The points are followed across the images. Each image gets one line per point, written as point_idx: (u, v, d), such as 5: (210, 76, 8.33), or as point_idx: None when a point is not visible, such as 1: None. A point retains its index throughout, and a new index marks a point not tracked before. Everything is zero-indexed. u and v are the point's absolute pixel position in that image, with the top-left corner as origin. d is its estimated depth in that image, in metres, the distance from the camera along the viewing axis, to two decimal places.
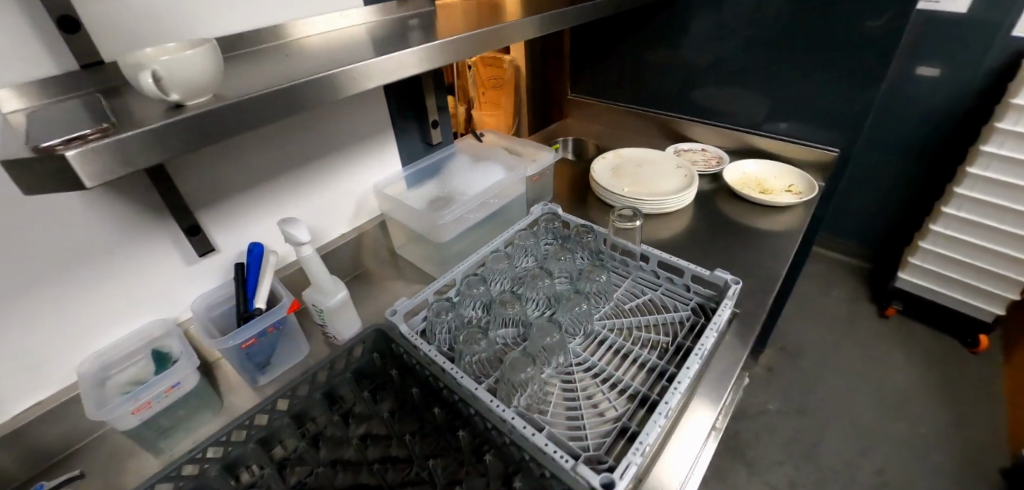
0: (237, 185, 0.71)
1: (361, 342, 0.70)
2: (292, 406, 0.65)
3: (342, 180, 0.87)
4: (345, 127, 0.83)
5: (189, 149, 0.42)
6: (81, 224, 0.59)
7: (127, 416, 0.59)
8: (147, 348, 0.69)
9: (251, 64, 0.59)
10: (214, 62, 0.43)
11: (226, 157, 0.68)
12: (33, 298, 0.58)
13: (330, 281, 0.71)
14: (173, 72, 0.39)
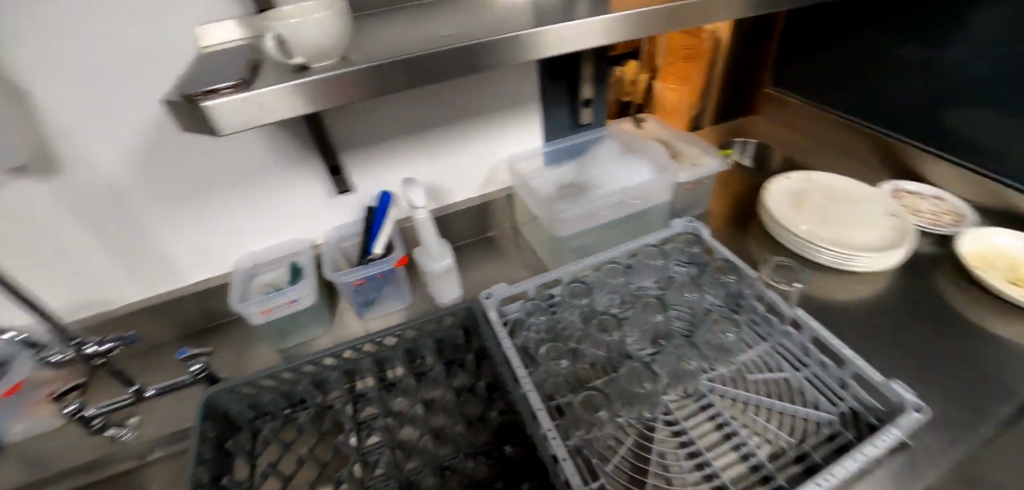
0: (377, 135, 0.73)
1: (450, 315, 0.70)
2: (378, 352, 0.69)
3: (478, 145, 0.83)
4: (492, 93, 0.77)
5: (305, 109, 0.45)
6: (250, 146, 0.67)
7: (255, 314, 0.68)
8: (286, 259, 0.77)
9: (400, 24, 0.58)
10: (331, 28, 0.46)
11: (372, 107, 0.70)
12: (214, 200, 0.70)
13: (439, 247, 0.70)
14: (293, 37, 0.45)
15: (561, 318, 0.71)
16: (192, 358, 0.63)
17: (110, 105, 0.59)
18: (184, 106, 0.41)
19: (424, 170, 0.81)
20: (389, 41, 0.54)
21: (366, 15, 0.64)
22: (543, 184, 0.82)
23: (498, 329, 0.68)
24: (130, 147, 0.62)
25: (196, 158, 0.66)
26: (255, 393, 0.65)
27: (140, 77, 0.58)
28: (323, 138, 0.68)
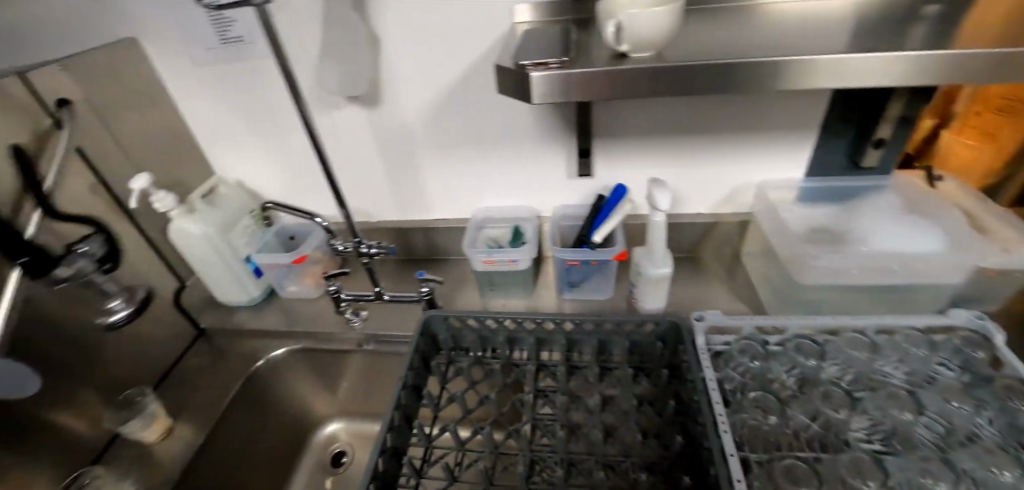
0: (635, 131, 0.75)
1: (647, 325, 0.69)
2: (572, 332, 0.71)
3: (728, 162, 0.79)
4: (766, 112, 0.72)
5: (607, 95, 0.50)
6: (524, 114, 0.75)
7: (479, 261, 0.76)
8: (514, 223, 0.84)
9: (710, 28, 0.58)
10: (655, 25, 0.49)
11: (641, 104, 0.72)
12: (478, 154, 0.80)
13: (663, 254, 0.72)
14: (630, 25, 0.48)
15: (773, 370, 0.66)
16: (424, 281, 0.73)
17: (438, 59, 0.71)
18: (514, 74, 0.51)
19: (664, 174, 0.80)
20: (704, 43, 0.54)
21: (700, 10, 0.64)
22: (793, 220, 0.77)
23: (702, 355, 0.64)
24: (438, 95, 0.75)
25: (479, 116, 0.76)
26: (458, 328, 0.71)
27: (467, 41, 0.69)
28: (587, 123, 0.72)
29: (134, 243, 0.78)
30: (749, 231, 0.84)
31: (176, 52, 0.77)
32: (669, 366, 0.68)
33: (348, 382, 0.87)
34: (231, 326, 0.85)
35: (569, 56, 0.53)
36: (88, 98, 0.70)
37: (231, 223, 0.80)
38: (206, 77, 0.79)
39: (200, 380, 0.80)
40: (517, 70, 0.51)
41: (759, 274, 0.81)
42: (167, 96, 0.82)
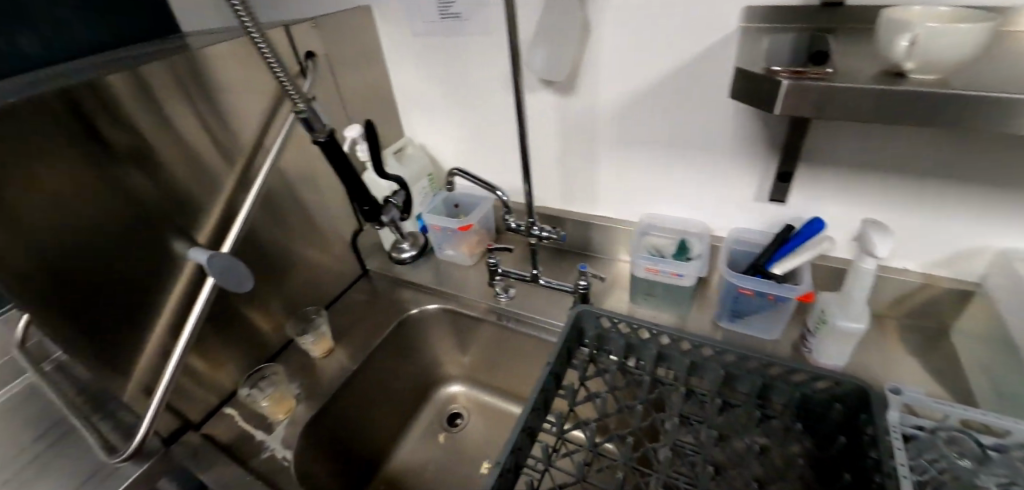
0: (854, 162, 0.65)
1: (835, 384, 0.59)
2: (731, 366, 0.65)
3: (967, 220, 0.64)
4: None
5: (867, 117, 0.44)
6: (723, 126, 0.70)
7: (641, 267, 0.75)
8: (679, 235, 0.80)
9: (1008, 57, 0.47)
10: (965, 44, 0.41)
11: (873, 131, 0.61)
12: (660, 159, 0.78)
13: (861, 306, 0.62)
14: (929, 41, 0.40)
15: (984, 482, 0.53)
16: (584, 275, 0.72)
17: (642, 58, 0.69)
18: (760, 80, 0.47)
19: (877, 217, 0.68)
20: (1006, 72, 0.44)
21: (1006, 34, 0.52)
22: None
23: (893, 434, 0.53)
24: (632, 94, 0.73)
25: (672, 121, 0.73)
26: (608, 328, 0.70)
27: (680, 42, 0.66)
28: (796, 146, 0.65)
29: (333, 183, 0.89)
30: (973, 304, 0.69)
31: (399, 21, 0.85)
32: (842, 436, 0.58)
33: (479, 350, 0.92)
34: (390, 274, 0.97)
35: (830, 67, 0.47)
36: (328, 54, 0.81)
37: (413, 181, 0.90)
38: (419, 46, 0.86)
39: (359, 314, 0.91)
40: (766, 75, 0.46)
41: (979, 361, 0.66)
42: (382, 59, 0.91)
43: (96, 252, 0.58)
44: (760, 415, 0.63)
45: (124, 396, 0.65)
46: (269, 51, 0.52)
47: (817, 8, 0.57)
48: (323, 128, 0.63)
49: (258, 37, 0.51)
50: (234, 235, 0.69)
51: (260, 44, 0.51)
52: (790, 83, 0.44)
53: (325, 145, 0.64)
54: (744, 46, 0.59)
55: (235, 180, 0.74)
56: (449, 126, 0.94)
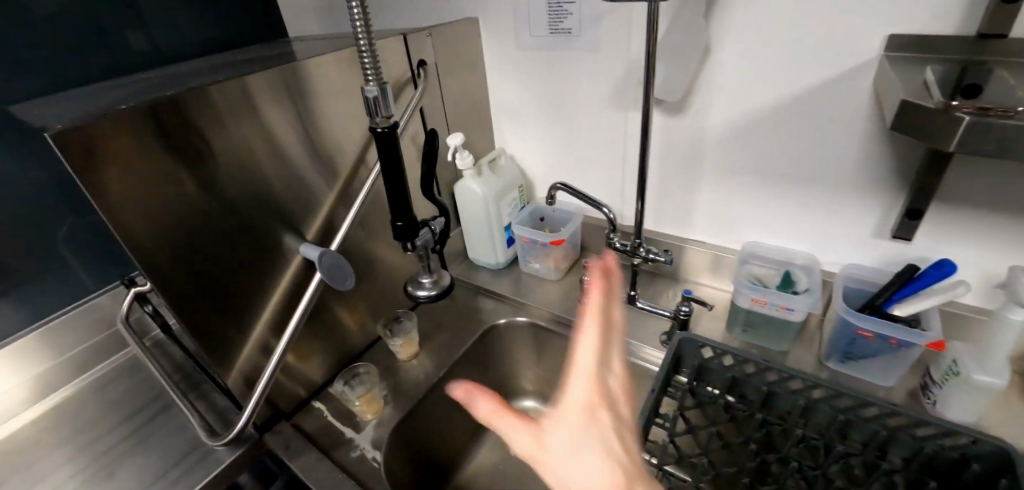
0: (993, 204, 0.60)
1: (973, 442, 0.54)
2: (845, 410, 0.62)
3: None
4: None
5: None
6: (841, 159, 0.67)
7: (746, 298, 0.72)
8: (783, 266, 0.78)
9: None
10: None
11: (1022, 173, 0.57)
12: (766, 188, 0.75)
13: (1003, 360, 0.57)
14: None
15: None
16: (687, 301, 0.70)
17: (757, 84, 0.68)
18: (930, 114, 0.43)
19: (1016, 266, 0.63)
20: None
21: None
22: None
23: None
24: (742, 122, 0.71)
25: (784, 150, 0.70)
26: (711, 358, 0.69)
27: (801, 71, 0.64)
28: (927, 184, 0.61)
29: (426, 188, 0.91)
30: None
31: (505, 34, 0.86)
32: None
33: (557, 366, 0.91)
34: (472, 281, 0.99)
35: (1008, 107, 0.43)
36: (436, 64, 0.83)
37: (504, 192, 0.91)
38: (521, 59, 0.87)
39: (440, 319, 0.92)
40: (943, 108, 0.42)
41: None
42: (482, 70, 0.93)
43: (174, 249, 0.56)
44: (882, 466, 0.58)
45: (227, 381, 0.68)
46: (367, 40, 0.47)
47: (971, 38, 0.53)
48: (388, 122, 0.54)
49: (358, 21, 0.46)
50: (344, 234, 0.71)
51: (357, 26, 0.46)
52: (973, 119, 0.40)
53: (390, 145, 0.56)
54: (884, 76, 0.56)
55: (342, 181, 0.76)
56: (541, 140, 0.95)
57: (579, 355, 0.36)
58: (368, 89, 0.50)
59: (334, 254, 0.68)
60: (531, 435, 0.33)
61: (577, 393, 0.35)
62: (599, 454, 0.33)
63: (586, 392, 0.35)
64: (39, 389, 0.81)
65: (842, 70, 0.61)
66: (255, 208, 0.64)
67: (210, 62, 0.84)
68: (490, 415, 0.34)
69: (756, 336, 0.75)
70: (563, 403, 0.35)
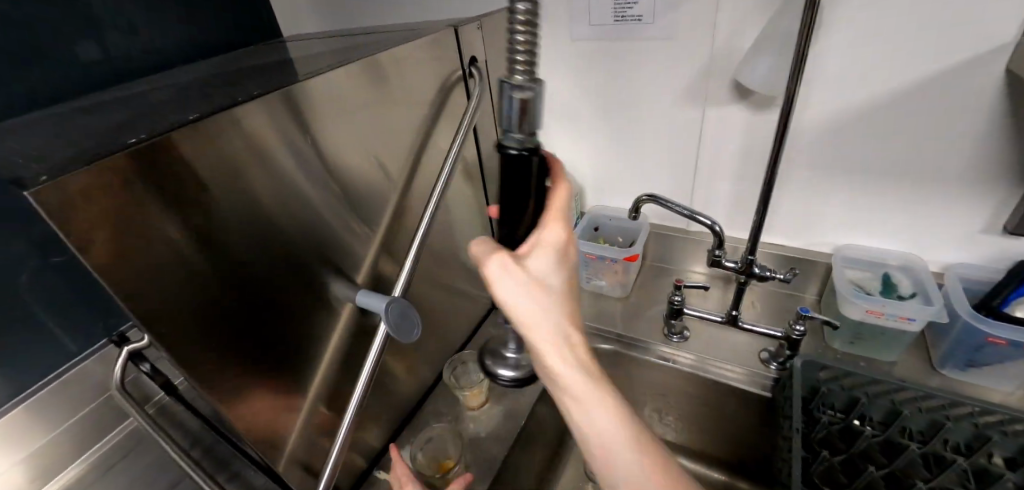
0: None
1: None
2: (987, 425, 0.56)
3: None
4: None
5: None
6: (953, 155, 0.61)
7: (858, 309, 0.66)
8: (878, 268, 0.72)
9: None
10: None
11: None
12: (860, 188, 0.69)
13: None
14: None
15: None
16: (803, 320, 0.64)
17: (859, 78, 0.61)
18: None
19: None
20: None
21: None
22: None
23: None
24: (839, 118, 0.65)
25: (888, 147, 0.64)
26: (829, 380, 0.62)
27: (913, 62, 0.57)
28: None
29: (473, 206, 0.80)
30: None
31: (552, 26, 0.77)
32: None
33: (629, 392, 0.84)
34: None
35: None
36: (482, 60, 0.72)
37: None
38: (571, 53, 0.78)
39: None
40: None
41: None
42: (526, 68, 0.83)
43: (194, 294, 0.40)
44: None
45: (279, 470, 0.55)
46: (530, 40, 0.34)
47: None
48: (529, 143, 0.39)
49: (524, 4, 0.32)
50: (407, 272, 0.59)
51: (518, 14, 0.33)
52: None
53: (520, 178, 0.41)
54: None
55: (390, 208, 0.64)
56: (593, 144, 0.86)
57: (554, 219, 0.45)
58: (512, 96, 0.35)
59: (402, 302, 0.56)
60: (544, 262, 0.44)
61: (554, 235, 0.45)
62: (555, 295, 0.45)
63: (562, 234, 0.45)
64: (31, 483, 0.66)
65: (964, 60, 0.55)
66: (291, 245, 0.50)
67: (221, 67, 0.70)
68: (484, 253, 0.44)
69: (863, 346, 0.70)
70: (541, 237, 0.45)
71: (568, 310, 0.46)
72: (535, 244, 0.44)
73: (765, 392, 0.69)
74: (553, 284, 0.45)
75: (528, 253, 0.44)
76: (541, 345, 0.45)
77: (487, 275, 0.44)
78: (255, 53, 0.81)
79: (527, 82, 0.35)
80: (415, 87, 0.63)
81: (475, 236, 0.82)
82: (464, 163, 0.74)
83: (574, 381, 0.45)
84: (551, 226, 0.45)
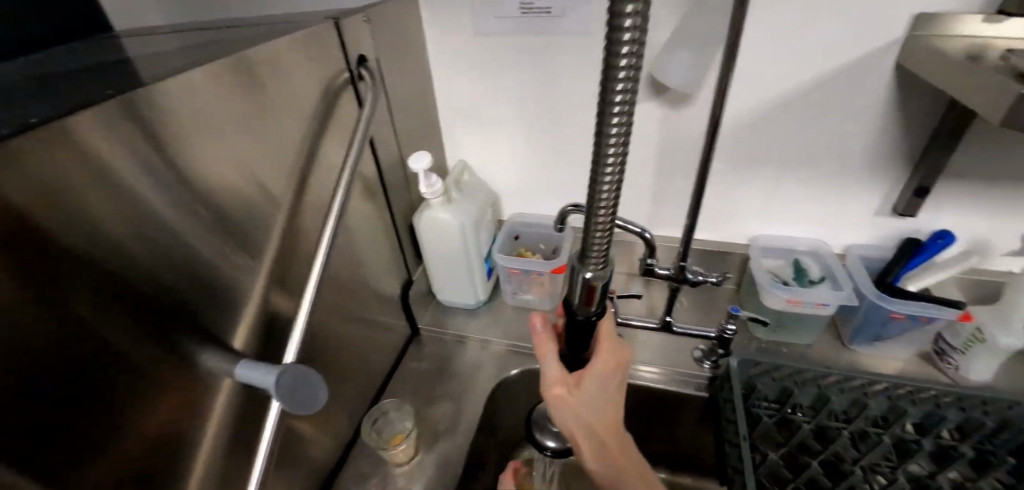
0: (985, 177, 0.61)
1: (1014, 405, 0.56)
2: (898, 397, 0.59)
3: None
4: None
5: None
6: (850, 144, 0.64)
7: (780, 299, 0.67)
8: (789, 255, 0.75)
9: None
10: None
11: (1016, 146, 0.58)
12: (772, 178, 0.70)
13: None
14: None
15: None
16: (734, 318, 0.64)
17: (769, 71, 0.61)
18: None
19: (996, 231, 0.65)
20: None
21: None
22: None
23: None
24: (752, 112, 0.65)
25: (795, 138, 0.65)
26: (762, 374, 0.62)
27: (817, 55, 0.58)
28: (940, 164, 0.59)
29: (380, 227, 0.69)
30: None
31: (456, 20, 0.69)
32: None
33: None
34: (452, 331, 0.81)
35: None
36: (377, 59, 0.62)
37: (481, 216, 0.75)
38: (480, 50, 0.71)
39: (427, 388, 0.73)
40: None
41: None
42: (426, 68, 0.74)
43: (121, 332, 0.35)
44: (946, 448, 0.57)
45: None
46: (634, 69, 0.28)
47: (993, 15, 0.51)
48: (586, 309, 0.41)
49: (633, 25, 0.26)
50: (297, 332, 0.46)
51: (624, 37, 0.27)
52: None
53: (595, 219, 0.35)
54: (926, 59, 0.51)
55: (274, 247, 0.51)
56: (507, 148, 0.80)
57: (608, 345, 0.48)
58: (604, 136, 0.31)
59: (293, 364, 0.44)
60: (598, 384, 0.47)
61: (606, 358, 0.48)
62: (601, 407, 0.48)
63: (611, 359, 0.48)
64: None
65: (860, 54, 0.57)
66: (191, 265, 0.40)
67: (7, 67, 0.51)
68: (551, 371, 0.48)
69: (785, 332, 0.72)
70: (598, 362, 0.47)
71: (608, 422, 0.49)
72: (597, 369, 0.47)
73: (701, 392, 0.68)
74: (601, 400, 0.48)
75: (588, 377, 0.47)
76: (585, 449, 0.50)
77: (546, 395, 0.48)
78: (69, 49, 0.62)
79: (621, 119, 0.30)
80: (293, 94, 0.50)
81: (385, 261, 0.72)
82: (364, 180, 0.63)
83: (613, 477, 0.50)
84: (608, 350, 0.48)
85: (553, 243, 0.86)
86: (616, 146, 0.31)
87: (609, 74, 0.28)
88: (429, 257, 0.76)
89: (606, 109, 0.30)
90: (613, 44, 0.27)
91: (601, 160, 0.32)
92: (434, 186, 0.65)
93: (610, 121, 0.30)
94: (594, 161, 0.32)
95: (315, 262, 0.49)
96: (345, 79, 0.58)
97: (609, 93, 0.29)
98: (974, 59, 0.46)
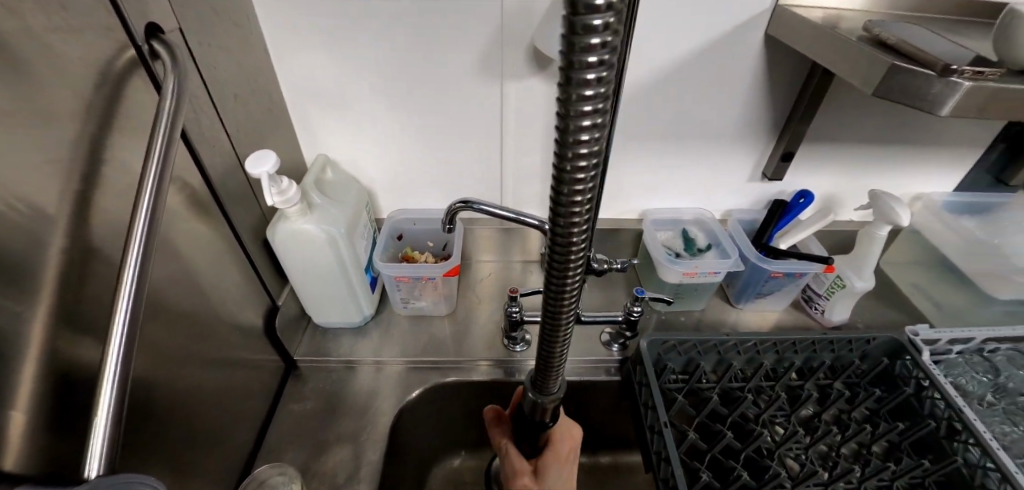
0: (830, 140, 0.67)
1: (871, 340, 0.63)
2: (784, 350, 0.64)
3: (899, 179, 0.73)
4: (960, 130, 0.67)
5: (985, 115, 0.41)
6: (727, 112, 0.65)
7: (678, 273, 0.68)
8: (677, 225, 0.77)
9: None
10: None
11: (854, 109, 0.64)
12: (661, 150, 0.70)
13: (873, 266, 0.65)
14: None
15: (997, 385, 0.59)
16: (639, 301, 0.64)
17: (653, 40, 0.58)
18: (925, 83, 0.38)
19: (838, 187, 0.73)
20: None
21: (965, 16, 0.56)
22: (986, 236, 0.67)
23: (934, 368, 0.59)
24: (637, 84, 0.62)
25: (681, 109, 0.65)
26: (668, 352, 0.63)
27: (700, 21, 0.57)
28: (800, 130, 0.64)
29: (223, 252, 0.54)
30: (896, 241, 0.78)
31: None
32: (896, 382, 0.61)
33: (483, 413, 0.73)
34: (338, 358, 0.69)
35: (956, 56, 0.40)
36: (180, 29, 0.46)
37: (355, 223, 0.63)
38: (329, 18, 0.58)
39: (318, 433, 0.61)
40: (941, 73, 0.37)
41: (905, 285, 0.77)
42: (258, 41, 0.59)
43: None
44: (825, 390, 0.62)
45: None
46: (600, 120, 0.26)
47: None
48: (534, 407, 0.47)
49: (596, 67, 0.23)
50: (105, 424, 0.29)
51: (587, 79, 0.24)
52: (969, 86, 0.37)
53: (561, 286, 0.34)
54: (795, 28, 0.53)
55: (48, 314, 0.34)
56: (378, 138, 0.69)
57: (557, 438, 0.52)
58: (565, 218, 0.29)
59: (123, 481, 0.27)
60: (557, 468, 0.50)
61: (558, 448, 0.52)
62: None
63: (560, 448, 0.52)
64: None
65: (738, 20, 0.56)
66: None
67: None
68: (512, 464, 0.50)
69: (683, 302, 0.73)
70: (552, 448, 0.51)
71: None
72: (550, 455, 0.51)
73: (613, 376, 0.67)
74: None
75: (547, 462, 0.50)
76: None
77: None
78: None
79: (587, 181, 0.28)
80: (32, 80, 0.32)
81: (236, 289, 0.57)
82: (190, 192, 0.48)
83: None
84: (559, 439, 0.52)
85: (442, 239, 0.78)
86: (586, 208, 0.29)
87: (570, 127, 0.26)
88: (294, 277, 0.63)
89: (571, 164, 0.27)
90: (572, 125, 0.26)
91: (568, 218, 0.29)
92: (286, 191, 0.53)
93: (575, 177, 0.27)
94: (555, 250, 0.32)
95: (119, 304, 0.31)
96: (132, 56, 0.41)
97: (568, 188, 0.28)
98: (839, 29, 0.48)
